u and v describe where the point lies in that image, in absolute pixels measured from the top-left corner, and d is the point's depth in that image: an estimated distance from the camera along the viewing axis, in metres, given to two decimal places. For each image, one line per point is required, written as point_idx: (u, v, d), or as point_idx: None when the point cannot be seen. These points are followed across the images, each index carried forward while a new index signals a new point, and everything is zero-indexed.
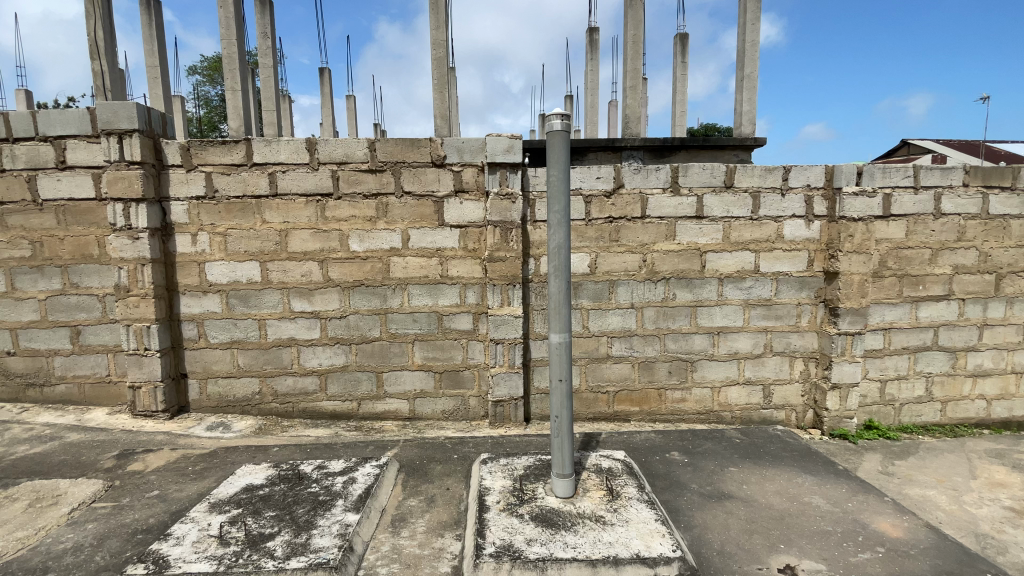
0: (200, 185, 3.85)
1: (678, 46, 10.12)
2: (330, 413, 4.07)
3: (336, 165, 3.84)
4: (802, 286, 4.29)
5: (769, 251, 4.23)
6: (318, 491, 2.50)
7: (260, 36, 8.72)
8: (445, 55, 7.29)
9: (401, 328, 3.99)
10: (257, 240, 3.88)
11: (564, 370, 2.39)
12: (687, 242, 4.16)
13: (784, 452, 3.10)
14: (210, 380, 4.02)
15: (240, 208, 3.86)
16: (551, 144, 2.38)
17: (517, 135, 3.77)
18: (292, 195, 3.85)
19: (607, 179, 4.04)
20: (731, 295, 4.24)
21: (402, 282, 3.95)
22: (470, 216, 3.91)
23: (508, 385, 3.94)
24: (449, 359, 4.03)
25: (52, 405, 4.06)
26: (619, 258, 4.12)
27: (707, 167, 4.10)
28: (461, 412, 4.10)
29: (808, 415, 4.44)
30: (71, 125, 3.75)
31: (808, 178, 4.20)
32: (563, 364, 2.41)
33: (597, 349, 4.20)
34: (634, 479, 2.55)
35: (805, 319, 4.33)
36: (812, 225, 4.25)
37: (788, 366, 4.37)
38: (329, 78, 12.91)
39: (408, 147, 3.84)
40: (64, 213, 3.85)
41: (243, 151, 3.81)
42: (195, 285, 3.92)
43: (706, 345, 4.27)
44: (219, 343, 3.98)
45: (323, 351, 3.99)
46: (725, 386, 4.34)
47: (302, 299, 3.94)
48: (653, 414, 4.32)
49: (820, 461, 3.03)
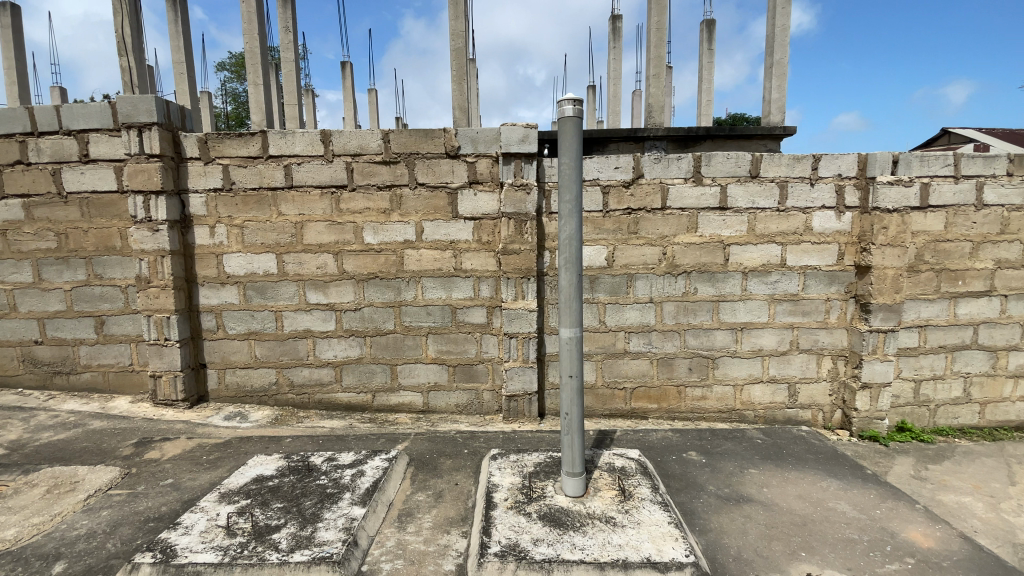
0: (217, 177, 3.88)
1: (704, 33, 9.83)
2: (345, 405, 4.08)
3: (351, 157, 3.82)
4: (831, 280, 4.10)
5: (796, 243, 4.05)
6: (326, 483, 2.48)
7: (282, 30, 8.84)
8: (464, 46, 7.26)
9: (415, 321, 3.96)
10: (273, 232, 3.90)
11: (575, 366, 2.30)
12: (710, 234, 4.01)
13: (808, 454, 2.94)
14: (228, 370, 4.07)
15: (257, 200, 3.88)
16: (564, 132, 2.26)
17: (532, 124, 3.68)
18: (307, 187, 3.85)
19: (626, 169, 3.92)
20: (755, 290, 4.08)
21: (417, 274, 3.92)
22: (485, 207, 3.85)
23: (523, 379, 3.88)
24: (463, 353, 4.00)
25: (78, 393, 4.17)
26: (638, 250, 4.00)
27: (732, 156, 3.94)
28: (475, 406, 4.06)
29: (836, 416, 4.26)
30: (93, 119, 3.83)
31: (839, 167, 4.00)
32: (573, 361, 2.32)
33: (614, 344, 4.09)
34: (648, 479, 2.46)
35: (834, 316, 4.14)
36: (842, 217, 4.05)
37: (815, 364, 4.20)
38: (351, 71, 13.00)
39: (423, 138, 3.79)
40: (88, 206, 3.94)
41: (258, 144, 3.82)
42: (214, 277, 3.97)
43: (728, 341, 4.13)
44: (236, 334, 4.02)
45: (338, 344, 4.00)
46: (748, 384, 4.19)
47: (317, 291, 3.94)
48: (672, 412, 4.20)
49: (848, 462, 2.87)
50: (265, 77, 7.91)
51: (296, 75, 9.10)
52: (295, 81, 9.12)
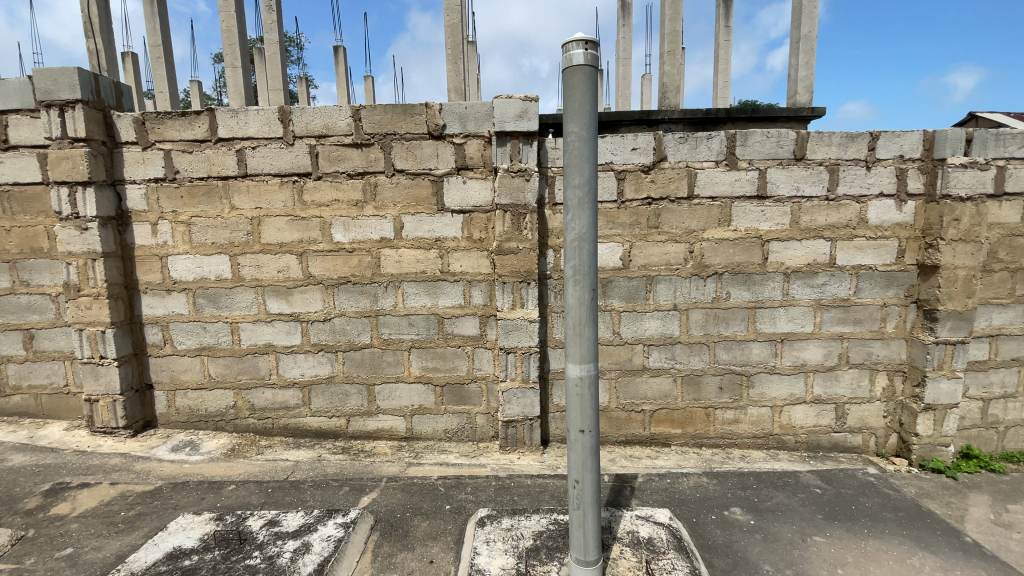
0: (158, 165, 3.26)
1: (722, 8, 9.07)
2: (315, 431, 3.48)
3: (316, 139, 3.20)
4: (888, 282, 3.45)
5: (848, 239, 3.40)
6: (258, 564, 1.89)
7: (265, 9, 8.25)
8: (460, 20, 6.62)
9: (395, 334, 3.35)
10: (225, 230, 3.29)
11: (589, 419, 1.67)
12: (746, 229, 3.37)
13: (883, 511, 2.32)
14: (178, 392, 3.50)
15: (205, 192, 3.27)
16: (570, 87, 1.60)
17: (532, 96, 3.04)
18: (265, 175, 3.24)
19: (645, 151, 3.27)
20: (799, 294, 3.43)
21: (396, 278, 3.30)
22: (476, 198, 3.22)
23: (523, 403, 3.28)
24: (452, 370, 3.38)
25: (8, 418, 3.61)
26: (659, 248, 3.36)
27: (772, 134, 3.28)
28: (466, 432, 3.45)
29: (891, 441, 3.62)
30: (10, 98, 3.22)
31: (901, 147, 3.32)
32: (585, 413, 1.68)
33: (630, 360, 3.47)
34: (685, 560, 1.85)
35: (891, 325, 3.49)
36: (904, 207, 3.38)
37: (867, 382, 3.55)
38: (344, 56, 12.34)
39: (400, 115, 3.15)
40: (9, 201, 3.34)
41: (206, 124, 3.21)
42: (158, 283, 3.38)
43: (766, 355, 3.49)
44: (187, 349, 3.43)
45: (305, 360, 3.40)
46: (788, 405, 3.55)
47: (279, 299, 3.34)
48: (699, 438, 3.57)
49: (937, 525, 2.24)
50: (245, 59, 7.67)
51: (281, 59, 8.51)
52: (279, 65, 8.50)
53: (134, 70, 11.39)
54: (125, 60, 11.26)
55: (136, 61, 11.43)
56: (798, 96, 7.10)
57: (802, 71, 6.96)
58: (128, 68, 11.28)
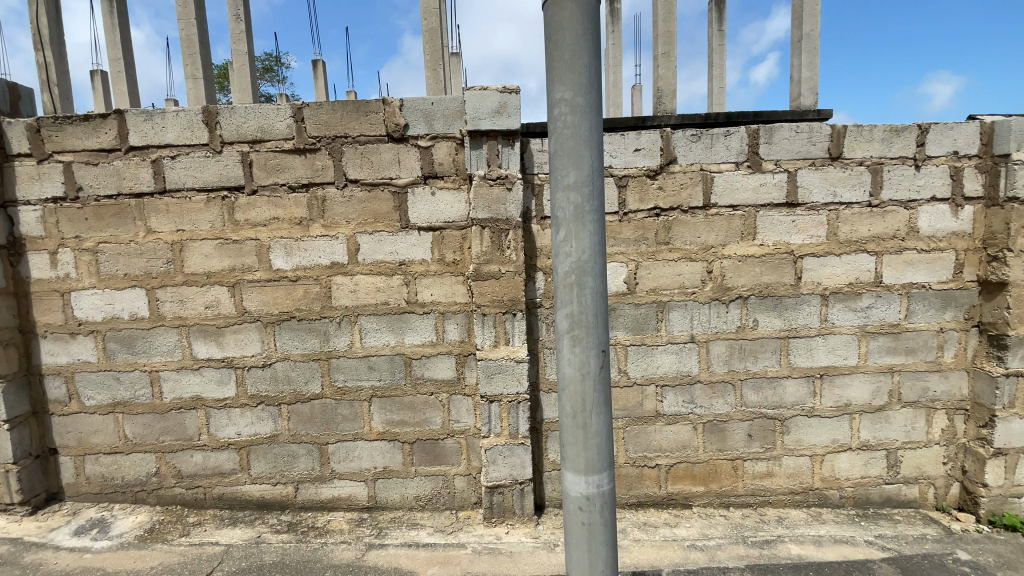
0: (58, 181, 2.67)
1: (716, 12, 8.65)
2: (257, 502, 2.84)
3: (249, 145, 2.62)
4: (945, 303, 2.87)
5: (896, 252, 2.83)
6: None
7: (232, 19, 7.72)
8: (439, 26, 6.12)
9: (351, 381, 2.73)
10: (140, 258, 2.68)
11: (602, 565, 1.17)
12: (774, 242, 2.80)
13: None
14: (88, 457, 2.85)
15: (115, 212, 2.67)
16: (556, 30, 1.04)
17: (512, 87, 2.48)
18: (188, 191, 2.64)
19: (650, 152, 2.71)
20: (840, 320, 2.85)
21: (351, 312, 2.69)
22: (448, 212, 2.64)
23: (510, 463, 2.66)
24: (423, 424, 2.76)
25: None
26: (670, 268, 2.78)
27: (802, 129, 2.73)
28: (443, 499, 2.81)
29: (952, 491, 3.01)
30: None
31: (954, 141, 2.77)
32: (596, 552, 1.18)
33: (641, 405, 2.86)
34: None
35: (950, 354, 2.91)
36: (960, 213, 2.82)
37: (923, 423, 2.96)
38: (324, 70, 11.84)
39: (352, 113, 2.59)
40: None
41: (115, 130, 2.62)
42: (60, 325, 2.75)
43: (803, 395, 2.89)
44: (97, 406, 2.79)
45: (242, 416, 2.77)
46: (830, 454, 2.94)
47: (207, 342, 2.72)
48: (725, 496, 2.95)
49: None
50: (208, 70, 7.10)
51: (250, 70, 7.94)
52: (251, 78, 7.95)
53: (104, 89, 10.84)
54: (95, 79, 10.69)
55: (106, 79, 10.87)
56: (802, 99, 6.62)
57: (805, 72, 6.49)
58: (98, 87, 10.73)
